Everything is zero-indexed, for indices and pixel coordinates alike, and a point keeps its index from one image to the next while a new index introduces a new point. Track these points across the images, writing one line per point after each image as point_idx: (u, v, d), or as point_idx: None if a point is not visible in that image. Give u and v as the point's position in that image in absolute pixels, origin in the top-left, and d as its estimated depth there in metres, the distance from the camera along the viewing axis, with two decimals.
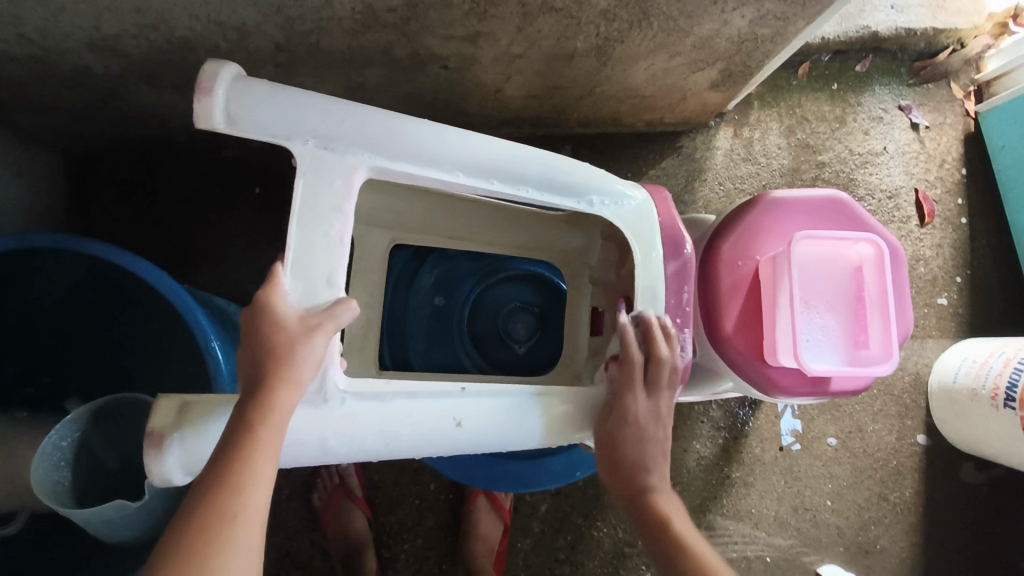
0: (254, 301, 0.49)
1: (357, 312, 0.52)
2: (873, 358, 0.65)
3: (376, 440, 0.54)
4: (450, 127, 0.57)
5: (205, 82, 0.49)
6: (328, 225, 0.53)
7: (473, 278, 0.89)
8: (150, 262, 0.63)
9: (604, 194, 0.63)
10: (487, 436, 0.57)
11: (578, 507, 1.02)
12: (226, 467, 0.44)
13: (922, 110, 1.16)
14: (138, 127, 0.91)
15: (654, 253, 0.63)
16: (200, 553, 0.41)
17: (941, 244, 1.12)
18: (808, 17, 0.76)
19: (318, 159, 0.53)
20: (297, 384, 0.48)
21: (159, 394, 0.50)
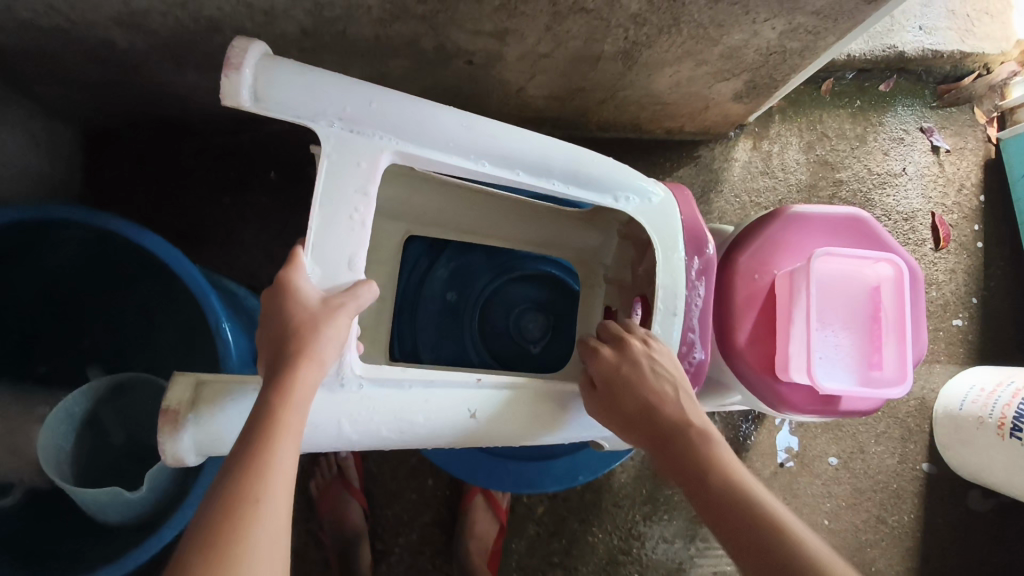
0: (276, 279, 0.49)
1: (378, 295, 0.52)
2: (887, 379, 0.64)
3: (391, 429, 0.53)
4: (477, 117, 0.57)
5: (235, 59, 0.49)
6: (352, 208, 0.52)
7: (487, 274, 0.88)
8: (167, 243, 0.63)
9: (628, 190, 0.62)
10: (501, 428, 0.57)
11: (576, 511, 1.02)
12: (252, 443, 0.42)
13: (943, 133, 1.15)
14: (157, 104, 0.91)
15: (676, 253, 0.62)
16: (226, 534, 0.39)
17: (955, 269, 1.12)
18: (838, 33, 0.75)
19: (344, 142, 0.53)
20: (317, 361, 0.47)
21: (176, 371, 0.50)
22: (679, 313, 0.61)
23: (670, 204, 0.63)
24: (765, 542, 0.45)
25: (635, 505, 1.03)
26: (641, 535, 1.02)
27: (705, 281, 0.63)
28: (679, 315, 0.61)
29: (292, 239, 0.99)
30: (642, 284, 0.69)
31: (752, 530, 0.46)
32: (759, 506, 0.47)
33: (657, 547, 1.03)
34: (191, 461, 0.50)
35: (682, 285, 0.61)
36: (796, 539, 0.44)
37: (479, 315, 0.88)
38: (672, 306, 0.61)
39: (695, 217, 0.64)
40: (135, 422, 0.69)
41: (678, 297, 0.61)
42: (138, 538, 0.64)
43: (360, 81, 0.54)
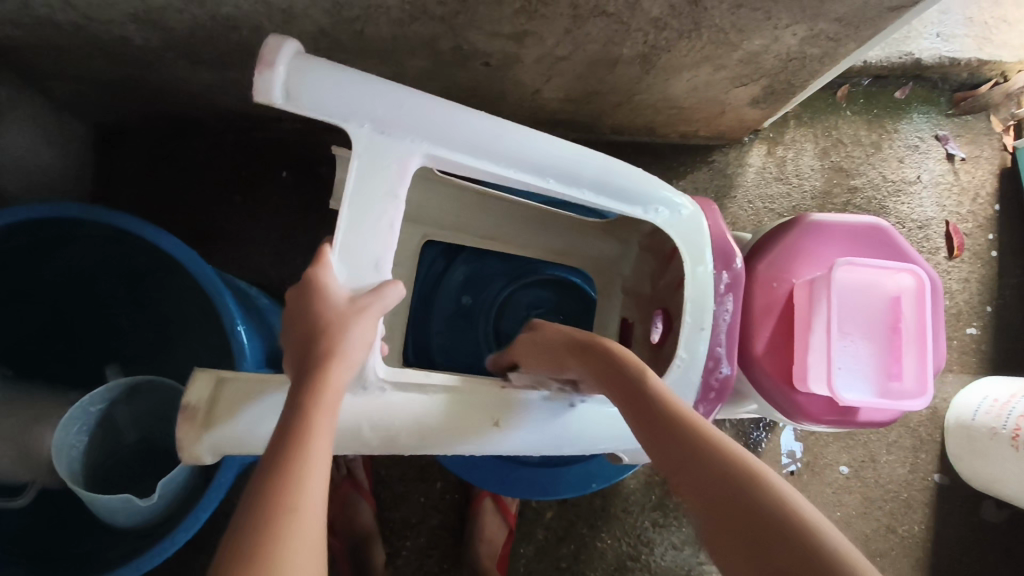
0: (303, 277, 0.49)
1: (404, 294, 0.51)
2: (906, 391, 0.64)
3: (410, 435, 0.53)
4: (510, 123, 0.56)
5: (268, 56, 0.46)
6: (383, 211, 0.52)
7: (503, 279, 0.88)
8: (186, 245, 0.62)
9: (658, 201, 0.62)
10: (526, 439, 0.56)
11: (584, 517, 1.01)
12: (285, 450, 0.41)
13: (958, 141, 1.14)
14: (171, 102, 0.90)
15: (704, 264, 0.62)
16: (265, 546, 0.36)
17: (969, 278, 1.11)
18: (860, 39, 0.74)
19: (375, 143, 0.52)
20: (345, 363, 0.47)
21: (197, 366, 0.50)
22: (707, 328, 0.61)
23: (700, 219, 0.63)
24: (722, 479, 0.41)
25: (645, 511, 1.02)
26: (650, 541, 1.02)
27: (733, 296, 0.63)
28: (706, 330, 0.61)
29: (304, 239, 0.99)
30: (664, 296, 0.70)
31: (708, 468, 0.42)
32: (705, 435, 0.44)
33: (666, 554, 1.02)
34: (206, 458, 0.50)
35: (710, 303, 0.61)
36: (755, 474, 0.40)
37: (493, 319, 0.87)
38: (700, 317, 0.61)
39: (722, 229, 0.64)
40: (149, 422, 0.69)
41: (707, 311, 0.61)
42: (142, 544, 0.64)
43: (394, 82, 0.52)
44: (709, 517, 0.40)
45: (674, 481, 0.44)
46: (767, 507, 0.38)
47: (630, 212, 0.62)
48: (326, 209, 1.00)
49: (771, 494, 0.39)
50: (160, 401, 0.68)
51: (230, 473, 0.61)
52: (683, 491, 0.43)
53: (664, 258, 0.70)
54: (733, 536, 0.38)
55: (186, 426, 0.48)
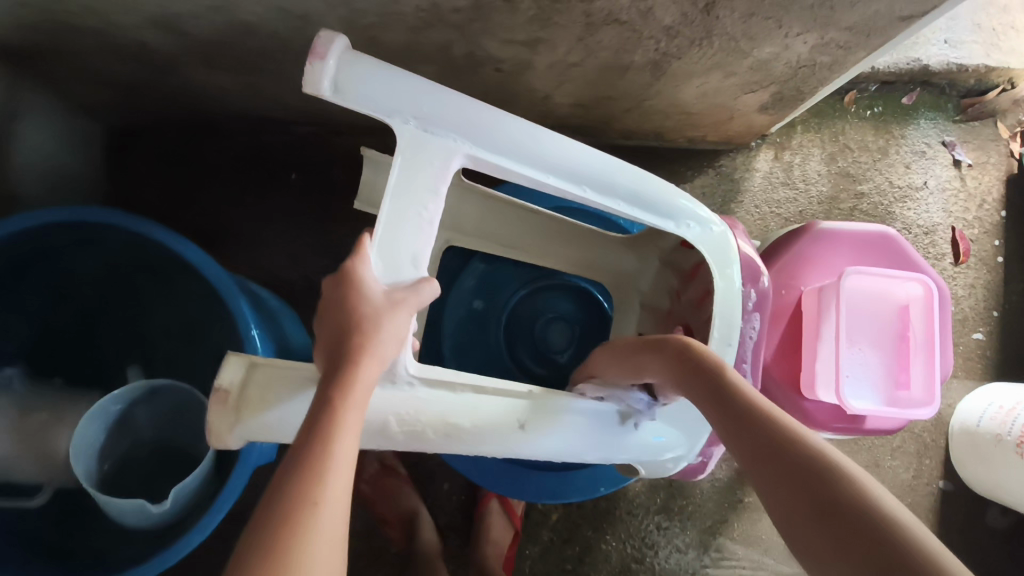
0: (341, 270, 0.49)
1: (439, 291, 0.51)
2: (914, 400, 0.64)
3: (436, 431, 0.53)
4: (547, 128, 0.56)
5: (320, 47, 0.47)
6: (422, 206, 0.52)
7: (515, 283, 0.88)
8: (201, 250, 0.63)
9: (690, 217, 0.61)
10: (552, 442, 0.57)
11: (589, 519, 1.02)
12: (308, 449, 0.41)
13: (965, 147, 1.14)
14: (183, 104, 0.91)
15: (732, 272, 0.62)
16: (284, 541, 0.37)
17: (974, 284, 1.11)
18: (870, 48, 0.75)
19: (418, 140, 0.52)
20: (377, 357, 0.47)
21: (231, 350, 0.50)
22: (735, 343, 0.61)
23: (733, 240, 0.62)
24: (813, 478, 0.40)
25: (649, 514, 1.03)
26: (654, 544, 1.02)
27: (759, 314, 0.63)
28: (736, 345, 0.61)
29: (313, 242, 0.99)
30: (684, 313, 0.71)
31: (796, 469, 0.41)
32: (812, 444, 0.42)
33: (670, 556, 1.02)
34: (233, 444, 0.50)
35: (739, 318, 0.61)
36: (847, 476, 0.39)
37: (504, 323, 0.88)
38: (729, 330, 0.61)
39: (747, 248, 0.64)
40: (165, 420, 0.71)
41: (734, 328, 0.61)
42: (151, 544, 0.65)
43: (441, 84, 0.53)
44: (797, 514, 0.40)
45: (757, 478, 0.43)
46: (863, 510, 0.37)
47: (661, 226, 0.62)
48: (335, 212, 1.00)
49: (867, 496, 0.38)
50: (177, 403, 0.69)
51: (243, 476, 0.62)
52: (769, 488, 0.42)
53: (684, 276, 0.71)
54: (829, 537, 0.38)
55: (217, 410, 0.49)
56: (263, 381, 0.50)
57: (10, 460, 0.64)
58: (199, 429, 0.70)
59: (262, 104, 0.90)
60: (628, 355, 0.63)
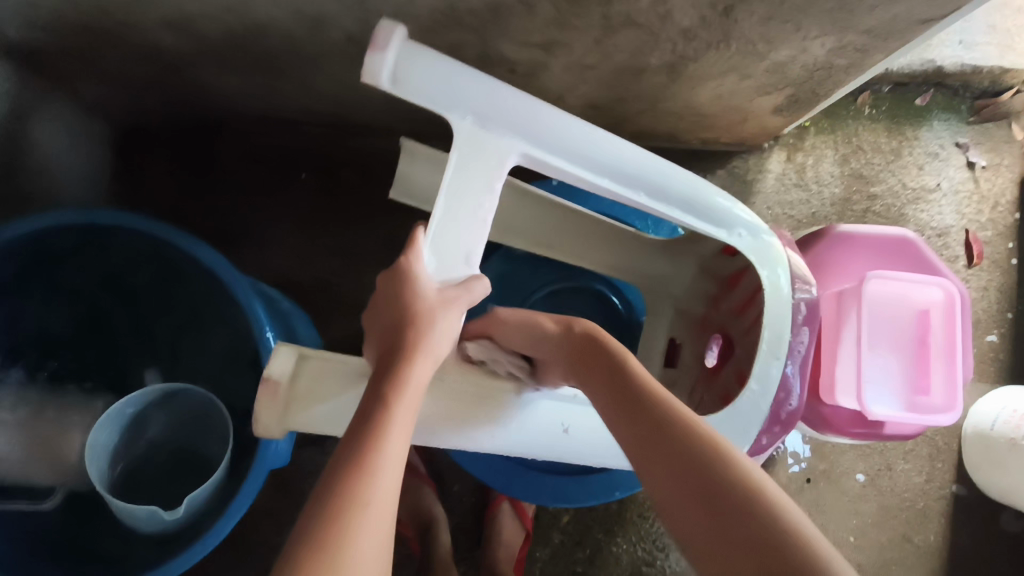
0: (397, 265, 0.50)
1: (489, 289, 0.53)
2: (935, 406, 0.65)
3: (482, 431, 0.53)
4: (602, 130, 0.56)
5: (381, 39, 0.48)
6: (477, 205, 0.53)
7: (531, 285, 0.88)
8: (224, 257, 0.63)
9: (738, 225, 0.61)
10: (594, 446, 0.56)
11: (600, 522, 1.02)
12: (360, 442, 0.42)
13: (979, 149, 1.13)
14: (194, 104, 0.90)
15: (777, 274, 0.61)
16: (336, 538, 0.38)
17: (988, 286, 1.10)
18: (888, 51, 0.74)
19: (476, 136, 0.52)
20: (429, 356, 0.48)
21: (280, 340, 0.50)
22: (783, 358, 0.60)
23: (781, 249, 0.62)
24: (720, 485, 0.41)
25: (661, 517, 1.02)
26: (665, 547, 1.02)
27: (809, 328, 0.62)
28: (784, 359, 0.60)
29: (324, 243, 0.99)
30: (724, 320, 0.73)
31: (703, 474, 0.42)
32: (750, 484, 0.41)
33: (681, 559, 1.02)
34: (276, 433, 0.50)
35: (788, 329, 0.60)
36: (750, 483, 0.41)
37: None
38: (779, 337, 0.60)
39: (794, 257, 0.63)
40: (180, 422, 0.71)
41: (783, 341, 0.60)
42: (158, 548, 0.65)
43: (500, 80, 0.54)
44: (701, 520, 0.41)
45: (675, 502, 0.42)
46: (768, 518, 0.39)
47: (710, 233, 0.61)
48: (346, 213, 1.00)
49: (772, 504, 0.40)
50: (191, 404, 0.69)
51: (258, 480, 0.61)
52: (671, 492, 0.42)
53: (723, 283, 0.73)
54: (732, 544, 0.39)
55: (264, 401, 0.49)
56: (320, 374, 0.50)
57: (23, 464, 0.65)
58: (212, 435, 0.71)
59: (274, 105, 0.90)
60: (529, 331, 0.62)
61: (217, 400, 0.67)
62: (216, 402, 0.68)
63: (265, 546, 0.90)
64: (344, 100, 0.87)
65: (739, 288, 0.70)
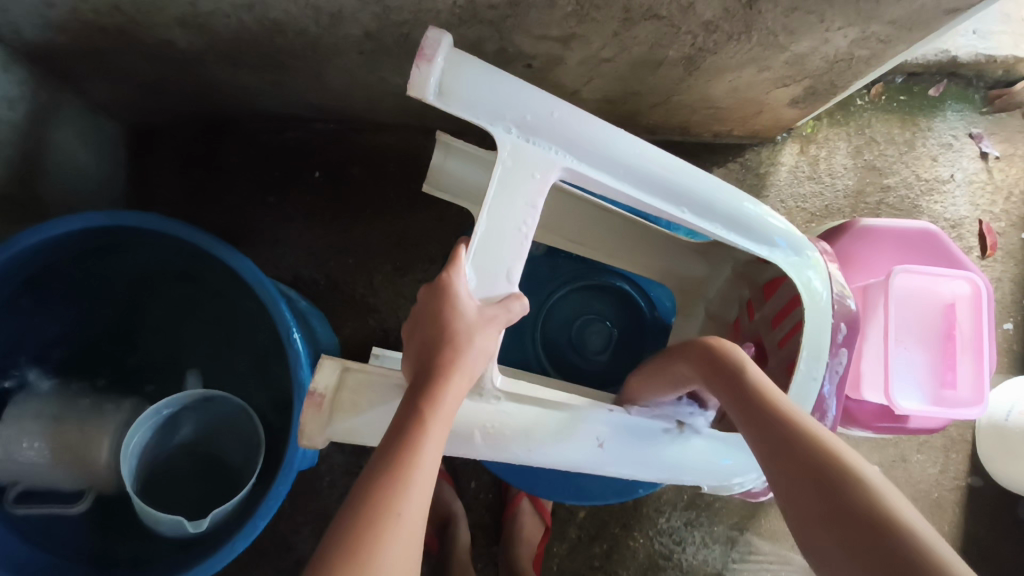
0: (437, 281, 0.49)
1: (528, 309, 0.51)
2: (962, 399, 0.67)
3: (518, 445, 0.53)
4: (643, 141, 0.56)
5: (428, 49, 0.48)
6: (520, 220, 0.52)
7: (552, 283, 0.87)
8: (250, 261, 0.62)
9: (781, 237, 0.60)
10: (627, 462, 0.56)
11: (616, 517, 1.02)
12: (392, 458, 0.43)
13: (992, 139, 1.13)
14: (205, 101, 0.89)
15: (813, 280, 0.60)
16: (365, 545, 0.39)
17: (1002, 277, 1.09)
18: (910, 41, 0.73)
19: (518, 149, 0.52)
20: (466, 374, 0.48)
21: (323, 353, 0.50)
22: (820, 376, 0.59)
23: (822, 260, 0.61)
24: (828, 483, 0.42)
25: (677, 511, 1.02)
26: (682, 540, 1.02)
27: (847, 348, 0.61)
28: (820, 379, 0.59)
29: (336, 241, 0.98)
30: (758, 329, 0.70)
31: (818, 476, 0.43)
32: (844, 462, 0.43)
33: (698, 553, 1.02)
34: (320, 442, 0.50)
35: (826, 351, 0.59)
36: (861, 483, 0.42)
37: (541, 323, 0.87)
38: (818, 351, 0.59)
39: (836, 272, 0.62)
40: (209, 425, 0.72)
41: (822, 360, 0.59)
42: (181, 553, 0.65)
43: (543, 91, 0.53)
44: (811, 512, 0.42)
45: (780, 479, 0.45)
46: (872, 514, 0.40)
47: (750, 249, 0.60)
48: (359, 210, 0.99)
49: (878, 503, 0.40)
50: (220, 408, 0.70)
51: (287, 482, 0.61)
52: (787, 488, 0.44)
53: (761, 291, 0.71)
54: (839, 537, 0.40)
55: (310, 413, 0.49)
56: (362, 390, 0.50)
57: (52, 470, 0.64)
58: (240, 441, 0.72)
59: (286, 101, 0.89)
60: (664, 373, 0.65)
61: (247, 408, 0.69)
62: (247, 408, 0.69)
63: (283, 545, 0.90)
64: (357, 96, 0.86)
65: (774, 297, 0.68)
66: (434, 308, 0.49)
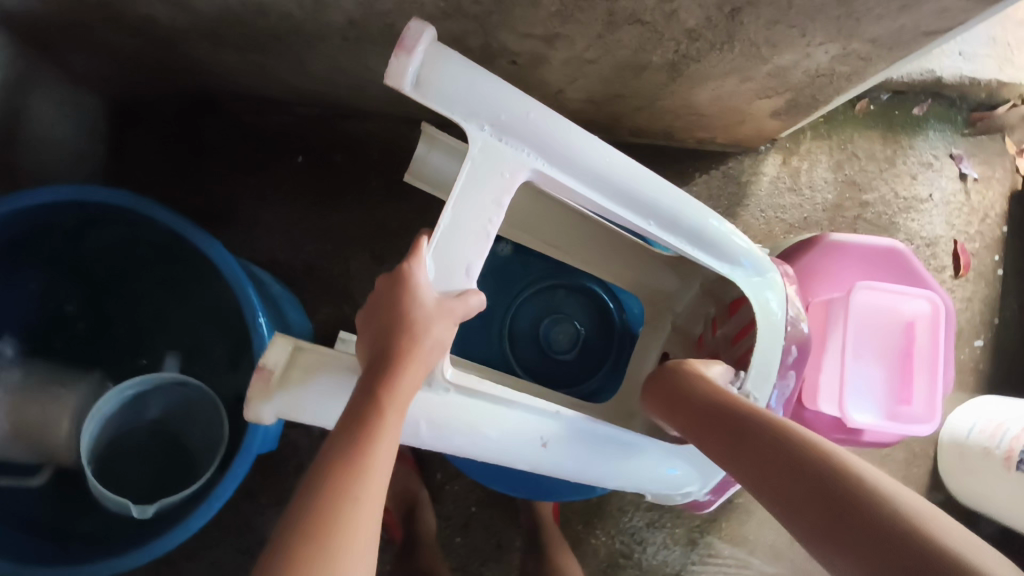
0: (397, 270, 0.49)
1: (485, 304, 0.52)
2: (915, 415, 0.69)
3: (463, 438, 0.53)
4: (613, 148, 0.56)
5: (408, 40, 0.48)
6: (485, 216, 0.52)
7: (522, 282, 0.88)
8: (222, 246, 0.62)
9: (746, 258, 0.62)
10: (568, 462, 0.57)
11: (580, 513, 1.03)
12: (355, 444, 0.44)
13: (972, 161, 1.14)
14: (187, 79, 0.89)
15: (770, 300, 0.62)
16: (322, 528, 0.40)
17: (972, 298, 1.11)
18: (890, 60, 0.74)
19: (490, 146, 0.53)
20: (421, 363, 0.48)
21: (276, 330, 0.50)
22: (767, 394, 0.62)
23: (782, 283, 0.63)
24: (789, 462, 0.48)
25: (640, 511, 1.03)
26: (643, 540, 1.03)
27: (795, 370, 0.63)
28: (766, 398, 0.62)
29: (314, 226, 0.98)
30: (718, 346, 0.72)
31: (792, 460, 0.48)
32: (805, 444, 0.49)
33: (658, 553, 1.03)
34: (268, 420, 0.50)
35: (774, 374, 0.61)
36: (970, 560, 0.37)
37: (509, 320, 0.87)
38: (766, 371, 0.61)
39: (795, 295, 0.65)
40: (175, 407, 0.73)
41: (769, 379, 0.62)
42: (135, 530, 0.66)
43: (520, 92, 0.54)
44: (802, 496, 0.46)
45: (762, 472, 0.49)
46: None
47: (714, 266, 0.62)
48: (340, 195, 0.99)
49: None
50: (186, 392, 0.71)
51: (245, 464, 0.61)
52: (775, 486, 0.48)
53: (725, 309, 0.72)
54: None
55: (259, 388, 0.49)
56: (314, 368, 0.50)
57: (10, 442, 0.64)
58: (203, 426, 0.72)
59: (269, 84, 0.88)
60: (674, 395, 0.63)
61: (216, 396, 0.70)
62: (214, 395, 0.70)
63: (247, 526, 0.91)
64: (340, 82, 0.86)
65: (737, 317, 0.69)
66: (394, 294, 0.49)
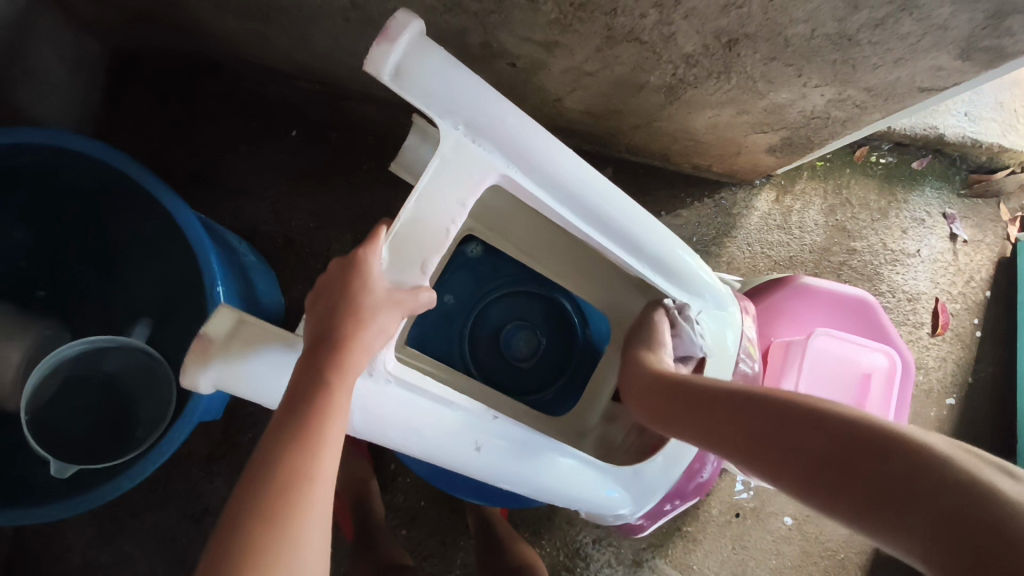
0: (351, 254, 0.49)
1: (435, 300, 0.52)
2: None
3: (396, 432, 0.54)
4: (586, 166, 0.57)
5: (393, 30, 0.48)
6: (446, 214, 0.53)
7: (488, 284, 0.88)
8: (193, 213, 0.62)
9: (709, 291, 0.66)
10: (498, 470, 0.58)
11: (527, 521, 1.03)
12: (305, 426, 0.43)
13: (964, 222, 1.14)
14: (189, 38, 0.89)
15: (726, 335, 0.67)
16: (280, 510, 0.40)
17: (946, 357, 1.10)
18: (885, 111, 0.74)
19: (462, 146, 0.53)
20: (365, 348, 0.48)
21: (223, 300, 0.50)
22: None
23: (739, 319, 0.68)
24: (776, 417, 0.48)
25: (588, 527, 1.03)
26: (586, 556, 1.03)
27: None
28: None
29: (300, 202, 0.98)
30: None
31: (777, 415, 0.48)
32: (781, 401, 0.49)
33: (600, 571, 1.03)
34: (202, 389, 0.49)
35: None
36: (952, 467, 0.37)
37: (472, 321, 0.88)
38: None
39: (750, 330, 0.70)
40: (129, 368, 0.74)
41: None
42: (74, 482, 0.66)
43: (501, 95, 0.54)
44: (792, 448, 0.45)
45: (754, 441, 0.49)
46: (965, 477, 0.36)
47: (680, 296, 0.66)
48: (329, 175, 0.99)
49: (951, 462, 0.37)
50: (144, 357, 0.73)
51: (184, 430, 0.61)
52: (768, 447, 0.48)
53: None
54: (931, 519, 0.36)
55: (196, 354, 0.49)
56: (254, 341, 0.50)
57: None
58: (154, 393, 0.73)
59: (270, 54, 0.88)
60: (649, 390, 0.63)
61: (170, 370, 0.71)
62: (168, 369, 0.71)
63: (194, 491, 0.91)
64: (340, 62, 0.85)
65: None
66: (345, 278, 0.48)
